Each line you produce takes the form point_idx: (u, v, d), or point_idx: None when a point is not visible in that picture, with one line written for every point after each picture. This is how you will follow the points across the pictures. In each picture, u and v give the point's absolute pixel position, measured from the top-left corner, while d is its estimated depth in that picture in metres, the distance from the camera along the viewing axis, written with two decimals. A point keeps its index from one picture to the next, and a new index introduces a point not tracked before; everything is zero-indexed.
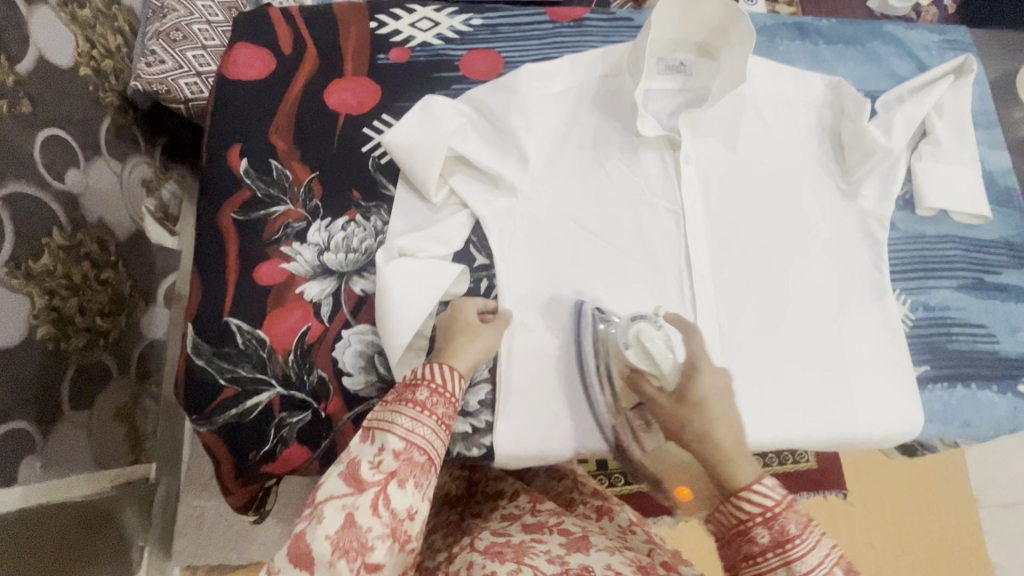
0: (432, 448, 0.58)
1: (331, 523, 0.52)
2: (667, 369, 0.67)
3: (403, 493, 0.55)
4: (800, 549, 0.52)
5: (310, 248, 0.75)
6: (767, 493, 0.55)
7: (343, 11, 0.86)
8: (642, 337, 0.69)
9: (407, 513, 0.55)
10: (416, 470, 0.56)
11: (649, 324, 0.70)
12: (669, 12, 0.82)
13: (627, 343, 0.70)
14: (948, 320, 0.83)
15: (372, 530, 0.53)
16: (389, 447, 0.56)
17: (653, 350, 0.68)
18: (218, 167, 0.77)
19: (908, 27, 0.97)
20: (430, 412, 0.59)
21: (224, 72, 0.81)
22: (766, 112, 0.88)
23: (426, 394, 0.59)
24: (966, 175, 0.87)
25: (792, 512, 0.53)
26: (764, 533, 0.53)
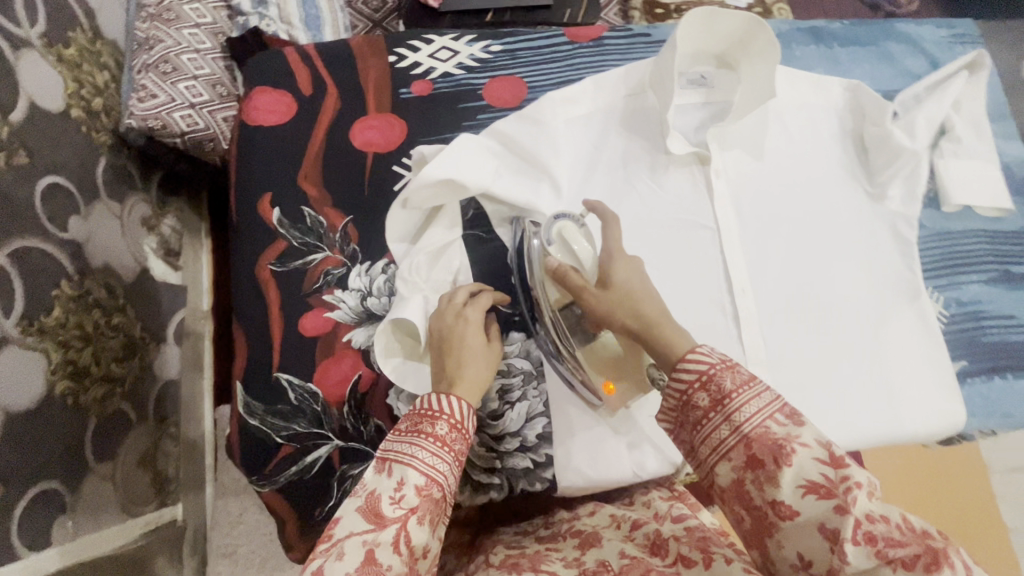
0: (449, 486, 0.54)
1: (350, 560, 0.46)
2: (585, 259, 0.69)
3: (421, 531, 0.50)
4: (739, 401, 0.50)
5: (353, 294, 0.74)
6: (705, 355, 0.53)
7: (360, 47, 0.84)
8: (566, 235, 0.71)
9: (422, 553, 0.51)
10: (435, 510, 0.52)
11: (572, 223, 0.72)
12: (691, 28, 0.82)
13: (549, 240, 0.71)
14: (980, 314, 0.85)
15: (391, 569, 0.47)
16: (412, 482, 0.51)
17: (577, 247, 0.69)
18: (250, 219, 0.76)
19: (917, 23, 0.98)
20: (450, 448, 0.55)
21: (246, 120, 0.79)
22: (789, 121, 0.89)
23: (446, 428, 0.55)
24: (988, 170, 0.88)
25: (728, 371, 0.52)
26: (704, 396, 0.52)
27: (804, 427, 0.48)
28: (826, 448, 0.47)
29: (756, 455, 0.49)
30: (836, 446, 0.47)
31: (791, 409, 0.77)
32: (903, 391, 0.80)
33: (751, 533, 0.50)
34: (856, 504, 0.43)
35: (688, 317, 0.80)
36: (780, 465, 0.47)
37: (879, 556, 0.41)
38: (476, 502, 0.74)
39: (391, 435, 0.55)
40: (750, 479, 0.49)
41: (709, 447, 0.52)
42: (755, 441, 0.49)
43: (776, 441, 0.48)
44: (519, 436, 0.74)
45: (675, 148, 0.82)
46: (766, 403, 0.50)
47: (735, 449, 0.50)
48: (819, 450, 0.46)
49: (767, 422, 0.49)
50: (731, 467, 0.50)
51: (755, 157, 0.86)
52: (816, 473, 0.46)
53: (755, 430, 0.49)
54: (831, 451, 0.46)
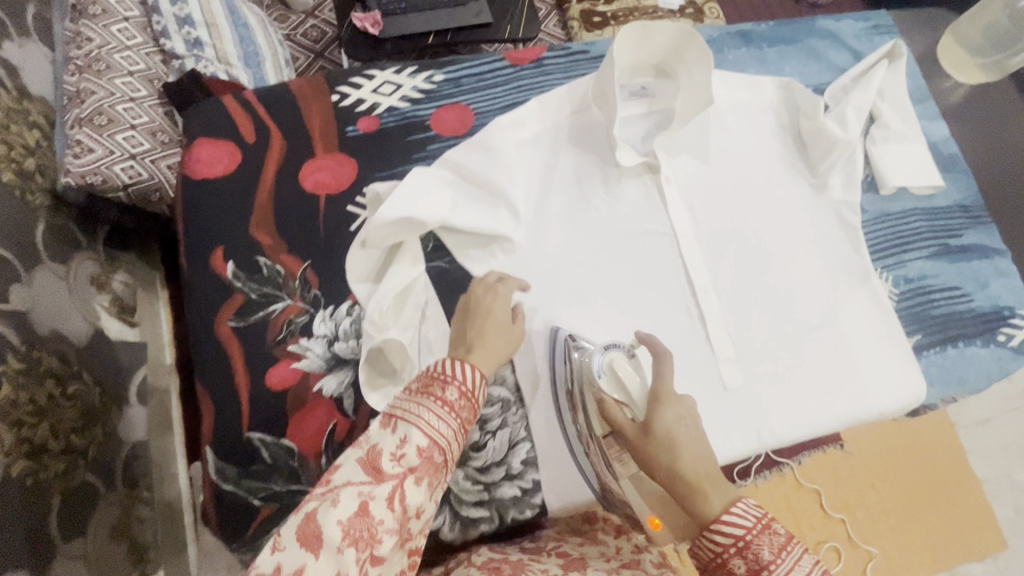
0: (450, 451, 0.54)
1: (344, 508, 0.46)
2: (637, 397, 0.64)
3: (417, 492, 0.50)
4: (779, 573, 0.49)
5: (319, 340, 0.73)
6: (741, 517, 0.52)
7: (300, 88, 0.83)
8: (614, 365, 0.67)
9: (416, 513, 0.50)
10: (432, 471, 0.52)
11: (622, 353, 0.68)
12: (625, 44, 0.84)
13: (599, 372, 0.67)
14: (927, 288, 0.89)
15: (383, 523, 0.48)
16: (414, 442, 0.51)
17: (625, 379, 0.65)
18: (203, 276, 0.73)
19: (837, 19, 1.03)
20: (457, 414, 0.55)
21: (188, 174, 0.77)
22: (730, 121, 0.92)
23: (456, 394, 0.55)
24: (917, 151, 0.93)
25: (765, 536, 0.51)
26: (740, 563, 0.51)
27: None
28: None
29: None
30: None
31: (763, 402, 0.80)
32: (865, 369, 0.83)
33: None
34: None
35: (657, 324, 0.81)
36: None
37: None
38: (470, 538, 0.71)
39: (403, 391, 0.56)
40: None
41: None
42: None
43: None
44: (505, 465, 0.73)
45: (625, 160, 0.84)
46: (806, 573, 0.49)
47: None
48: None
49: None
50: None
51: (702, 161, 0.89)
52: None
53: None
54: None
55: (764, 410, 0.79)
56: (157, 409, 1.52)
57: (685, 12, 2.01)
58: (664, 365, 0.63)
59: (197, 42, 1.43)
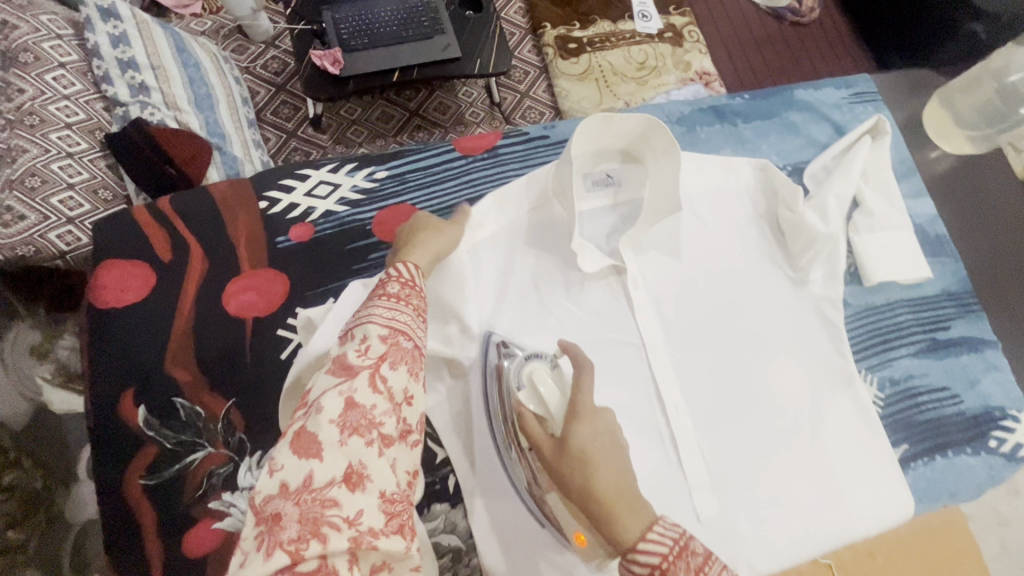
0: (414, 335, 0.56)
1: (331, 409, 0.46)
2: (554, 408, 0.62)
3: (397, 375, 0.51)
4: None
5: (244, 494, 0.65)
6: (660, 540, 0.53)
7: (224, 195, 0.75)
8: (534, 378, 0.64)
9: (404, 397, 0.51)
10: (406, 355, 0.53)
11: (544, 364, 0.66)
12: (586, 134, 0.77)
13: (519, 386, 0.64)
14: (914, 390, 0.83)
15: (376, 408, 0.48)
16: (374, 333, 0.52)
17: (545, 393, 0.63)
18: (111, 424, 0.65)
19: (816, 87, 0.96)
20: (405, 302, 0.57)
21: (95, 302, 0.69)
22: (704, 212, 0.85)
23: (397, 286, 0.58)
24: (903, 238, 0.86)
25: (682, 561, 0.52)
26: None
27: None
28: None
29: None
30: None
31: (739, 532, 0.73)
32: (849, 487, 0.77)
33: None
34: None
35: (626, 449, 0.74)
36: None
37: None
38: None
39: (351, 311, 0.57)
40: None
41: None
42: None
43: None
44: None
45: (589, 266, 0.77)
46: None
47: None
48: None
49: None
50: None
51: (672, 259, 0.82)
52: None
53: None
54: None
55: (743, 543, 0.73)
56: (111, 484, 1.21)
57: (664, 35, 1.93)
58: (584, 375, 0.63)
59: (144, 86, 1.28)
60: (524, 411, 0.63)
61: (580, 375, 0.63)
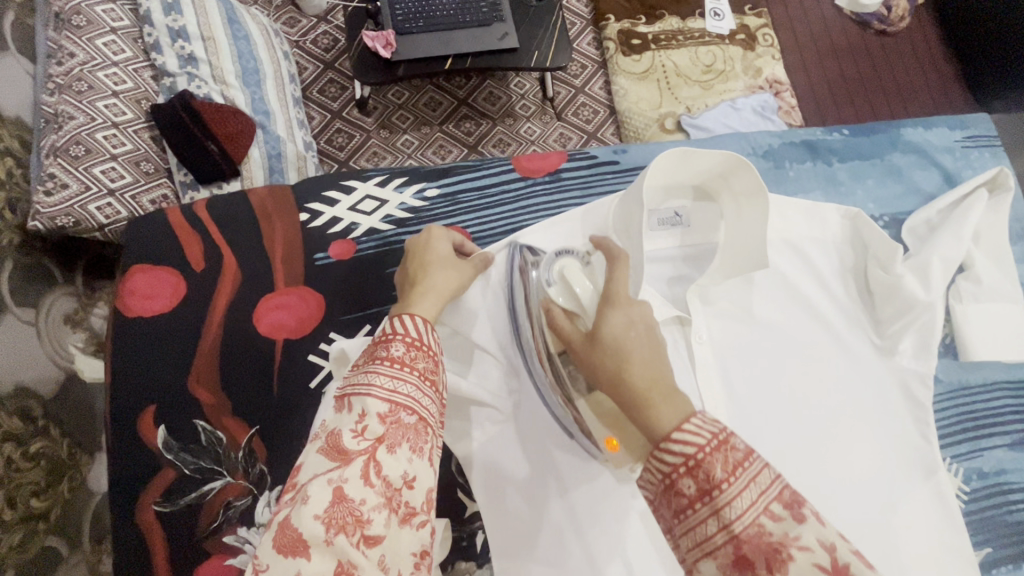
0: (422, 407, 0.49)
1: (316, 502, 0.42)
2: (587, 302, 0.55)
3: (396, 459, 0.45)
4: (730, 493, 0.40)
5: (261, 531, 0.60)
6: (694, 434, 0.42)
7: (264, 202, 0.70)
8: (568, 276, 0.57)
9: (403, 482, 0.45)
10: (408, 432, 0.46)
11: (575, 259, 0.58)
12: (662, 168, 0.68)
13: (549, 280, 0.57)
14: (1004, 487, 0.73)
15: (366, 503, 0.43)
16: (372, 410, 0.46)
17: (576, 286, 0.56)
18: (129, 442, 0.61)
19: (925, 126, 0.85)
20: (412, 367, 0.50)
21: (122, 308, 0.65)
22: (783, 266, 0.76)
23: (402, 347, 0.50)
24: (1013, 313, 0.75)
25: (720, 454, 0.41)
26: (689, 483, 0.42)
27: (806, 523, 0.39)
28: (829, 551, 0.38)
29: (747, 557, 0.39)
30: (841, 546, 0.38)
31: None
32: None
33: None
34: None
35: None
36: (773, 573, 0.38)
37: None
38: None
39: (350, 371, 0.51)
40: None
41: (691, 541, 0.42)
42: (747, 544, 0.39)
43: (770, 544, 0.39)
44: None
45: None
46: (761, 492, 0.40)
47: (725, 553, 0.40)
48: (821, 554, 0.37)
49: (761, 518, 0.40)
50: (715, 566, 0.40)
51: (741, 314, 0.74)
52: None
53: (746, 530, 0.39)
54: (836, 557, 0.37)
55: None
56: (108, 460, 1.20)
57: (736, 38, 1.79)
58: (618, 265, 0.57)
59: (192, 57, 1.23)
60: (550, 306, 0.56)
61: (614, 264, 0.57)
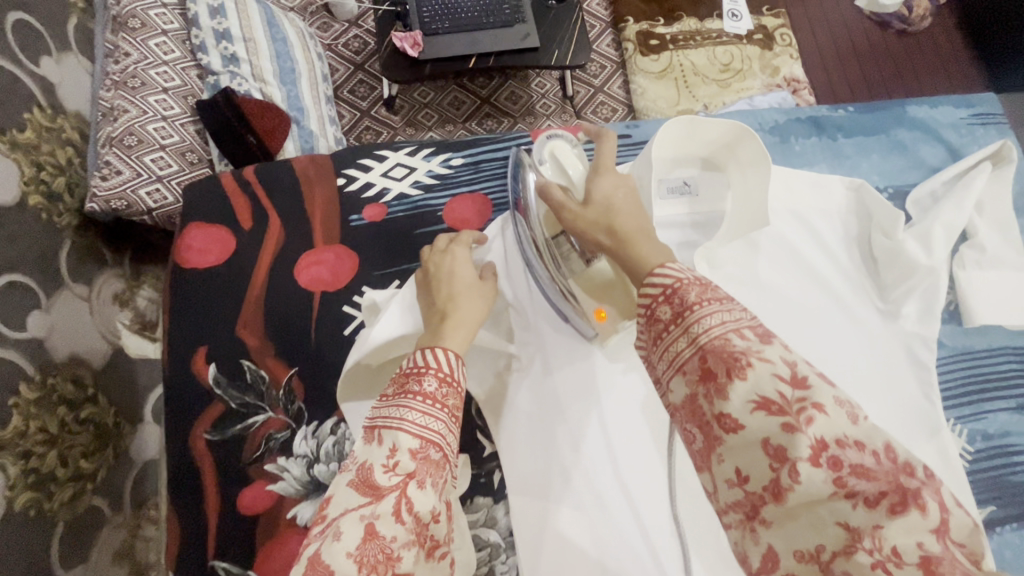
0: (447, 443, 0.52)
1: (349, 538, 0.44)
2: (575, 175, 0.62)
3: (425, 495, 0.48)
4: (700, 314, 0.45)
5: (298, 461, 0.66)
6: (674, 272, 0.48)
7: (305, 169, 0.77)
8: (558, 155, 0.64)
9: (431, 518, 0.48)
10: (436, 469, 0.50)
11: (566, 142, 0.65)
12: (669, 135, 0.73)
13: (542, 160, 0.64)
14: (1009, 448, 0.75)
15: (397, 540, 0.45)
16: (405, 446, 0.49)
17: (567, 164, 0.63)
18: (183, 379, 0.68)
19: (930, 104, 0.88)
20: (443, 403, 0.53)
21: (179, 261, 0.72)
22: (787, 234, 0.80)
23: (434, 383, 0.53)
24: (1017, 280, 0.78)
25: (697, 285, 0.46)
26: (667, 309, 0.47)
27: (770, 345, 0.43)
28: (789, 366, 0.42)
29: (712, 368, 0.43)
30: (801, 364, 0.42)
31: None
32: None
33: (699, 453, 0.45)
34: (810, 426, 0.39)
35: None
36: (732, 378, 0.42)
37: (839, 484, 0.38)
38: None
39: (379, 402, 0.53)
40: (702, 393, 0.44)
41: (666, 362, 0.47)
42: (712, 353, 0.43)
43: (732, 353, 0.42)
44: None
45: None
46: (732, 318, 0.45)
47: (694, 368, 0.44)
48: (780, 366, 0.41)
49: (730, 337, 0.44)
50: (685, 381, 0.45)
51: (747, 277, 0.78)
52: (772, 389, 0.40)
53: (713, 344, 0.44)
54: (795, 371, 0.41)
55: None
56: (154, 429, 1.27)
57: (753, 37, 1.83)
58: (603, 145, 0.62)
59: (234, 56, 1.33)
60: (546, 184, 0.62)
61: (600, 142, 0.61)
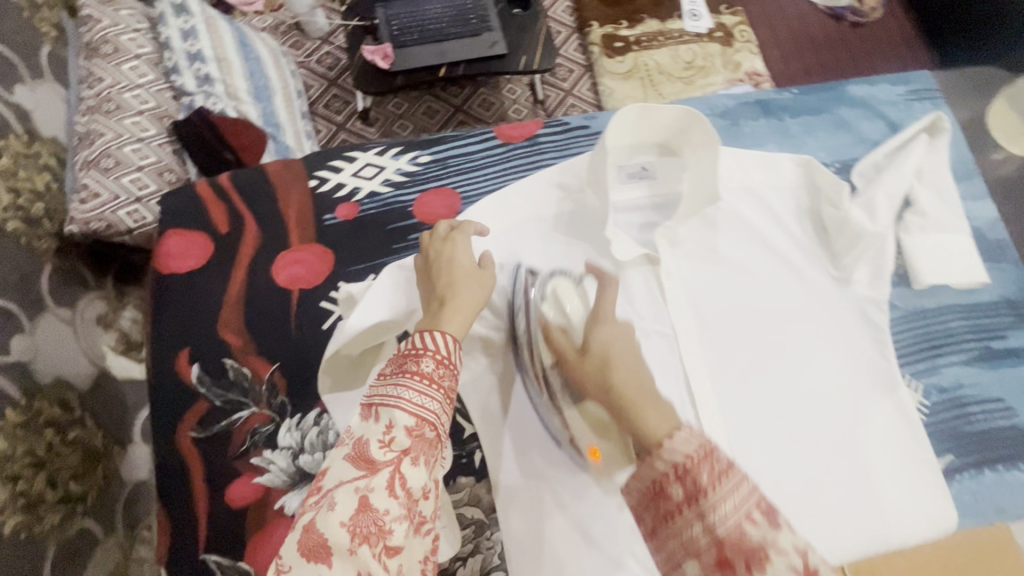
0: (440, 423, 0.56)
1: (343, 509, 0.49)
2: (575, 318, 0.66)
3: (417, 472, 0.52)
4: (715, 496, 0.44)
5: (283, 453, 0.68)
6: (683, 444, 0.47)
7: (277, 173, 0.80)
8: (559, 293, 0.70)
9: (421, 493, 0.52)
10: (427, 447, 0.53)
11: (569, 280, 0.72)
12: (624, 123, 0.77)
13: (543, 296, 0.70)
14: (963, 399, 0.79)
15: (388, 513, 0.49)
16: (400, 424, 0.52)
17: (567, 305, 0.68)
18: (167, 381, 0.70)
19: (870, 83, 0.93)
20: (438, 384, 0.56)
21: (158, 267, 0.74)
22: (744, 211, 0.84)
23: (431, 364, 0.56)
24: (958, 241, 0.83)
25: (706, 462, 0.45)
26: (679, 488, 0.46)
27: (781, 530, 0.44)
28: (802, 554, 0.42)
29: (729, 560, 0.43)
30: (811, 552, 0.43)
31: None
32: (890, 495, 0.74)
33: None
34: None
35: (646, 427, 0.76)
36: (752, 569, 0.42)
37: None
38: None
39: (376, 379, 0.56)
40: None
41: (679, 544, 0.46)
42: (729, 545, 0.43)
43: (750, 546, 0.43)
44: None
45: (622, 252, 0.77)
46: (744, 497, 0.44)
47: (710, 556, 0.44)
48: (795, 557, 0.42)
49: (743, 526, 0.44)
50: (699, 567, 0.45)
51: (707, 253, 0.82)
52: None
53: (730, 534, 0.44)
54: (807, 560, 0.42)
55: None
56: (145, 449, 1.28)
57: (714, 35, 1.90)
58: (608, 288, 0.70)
59: (208, 76, 1.36)
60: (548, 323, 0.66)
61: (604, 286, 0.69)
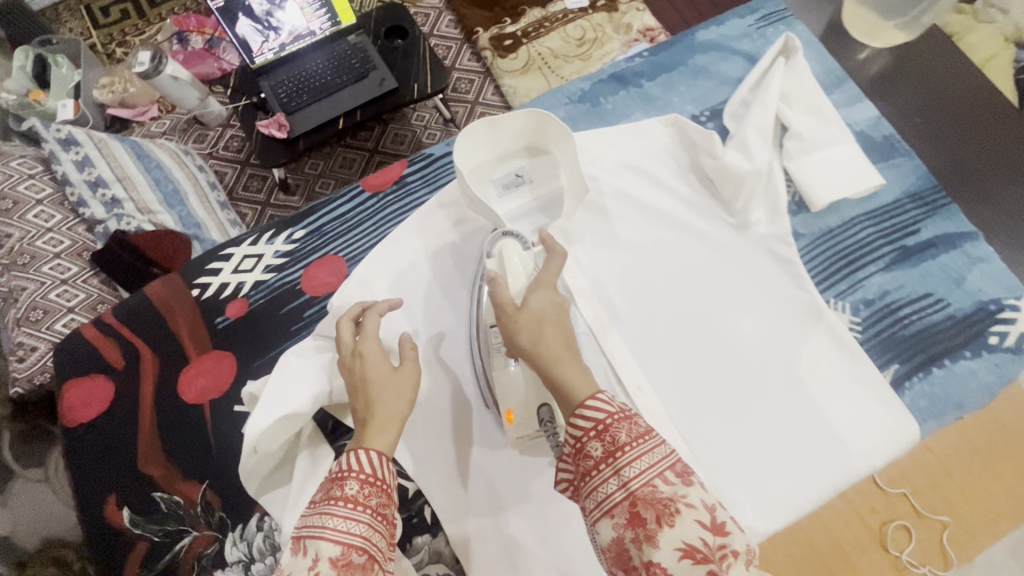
0: (373, 544, 0.52)
1: None
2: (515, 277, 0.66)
3: None
4: None
5: (235, 568, 0.67)
6: (605, 404, 0.54)
7: (159, 293, 0.79)
8: (506, 252, 0.68)
9: None
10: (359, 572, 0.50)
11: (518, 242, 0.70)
12: (476, 137, 0.77)
13: (491, 253, 0.70)
14: (893, 306, 0.78)
15: None
16: (323, 555, 0.49)
17: (513, 261, 0.67)
18: (101, 531, 0.69)
19: (719, 23, 0.93)
20: (365, 505, 0.53)
21: (64, 422, 0.73)
22: (630, 188, 0.83)
23: (356, 485, 0.53)
24: (846, 151, 0.82)
25: None
26: None
27: None
28: None
29: (641, 512, 0.50)
30: (719, 508, 0.49)
31: (733, 498, 0.70)
32: (844, 424, 0.73)
33: None
34: None
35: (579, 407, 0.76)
36: None
37: None
38: None
39: (309, 506, 0.54)
40: (630, 537, 0.50)
41: None
42: (641, 500, 0.50)
43: None
44: None
45: None
46: None
47: None
48: None
49: None
50: None
51: (605, 240, 0.81)
52: None
53: (642, 489, 0.50)
54: None
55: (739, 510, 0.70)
56: None
57: (597, 5, 1.89)
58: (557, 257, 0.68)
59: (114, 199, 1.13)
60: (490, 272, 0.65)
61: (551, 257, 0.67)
